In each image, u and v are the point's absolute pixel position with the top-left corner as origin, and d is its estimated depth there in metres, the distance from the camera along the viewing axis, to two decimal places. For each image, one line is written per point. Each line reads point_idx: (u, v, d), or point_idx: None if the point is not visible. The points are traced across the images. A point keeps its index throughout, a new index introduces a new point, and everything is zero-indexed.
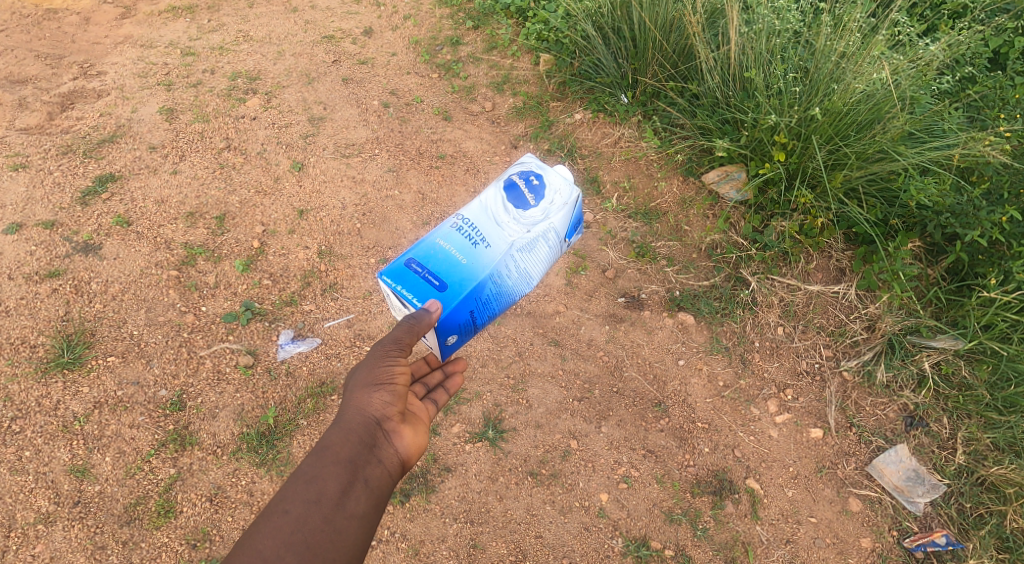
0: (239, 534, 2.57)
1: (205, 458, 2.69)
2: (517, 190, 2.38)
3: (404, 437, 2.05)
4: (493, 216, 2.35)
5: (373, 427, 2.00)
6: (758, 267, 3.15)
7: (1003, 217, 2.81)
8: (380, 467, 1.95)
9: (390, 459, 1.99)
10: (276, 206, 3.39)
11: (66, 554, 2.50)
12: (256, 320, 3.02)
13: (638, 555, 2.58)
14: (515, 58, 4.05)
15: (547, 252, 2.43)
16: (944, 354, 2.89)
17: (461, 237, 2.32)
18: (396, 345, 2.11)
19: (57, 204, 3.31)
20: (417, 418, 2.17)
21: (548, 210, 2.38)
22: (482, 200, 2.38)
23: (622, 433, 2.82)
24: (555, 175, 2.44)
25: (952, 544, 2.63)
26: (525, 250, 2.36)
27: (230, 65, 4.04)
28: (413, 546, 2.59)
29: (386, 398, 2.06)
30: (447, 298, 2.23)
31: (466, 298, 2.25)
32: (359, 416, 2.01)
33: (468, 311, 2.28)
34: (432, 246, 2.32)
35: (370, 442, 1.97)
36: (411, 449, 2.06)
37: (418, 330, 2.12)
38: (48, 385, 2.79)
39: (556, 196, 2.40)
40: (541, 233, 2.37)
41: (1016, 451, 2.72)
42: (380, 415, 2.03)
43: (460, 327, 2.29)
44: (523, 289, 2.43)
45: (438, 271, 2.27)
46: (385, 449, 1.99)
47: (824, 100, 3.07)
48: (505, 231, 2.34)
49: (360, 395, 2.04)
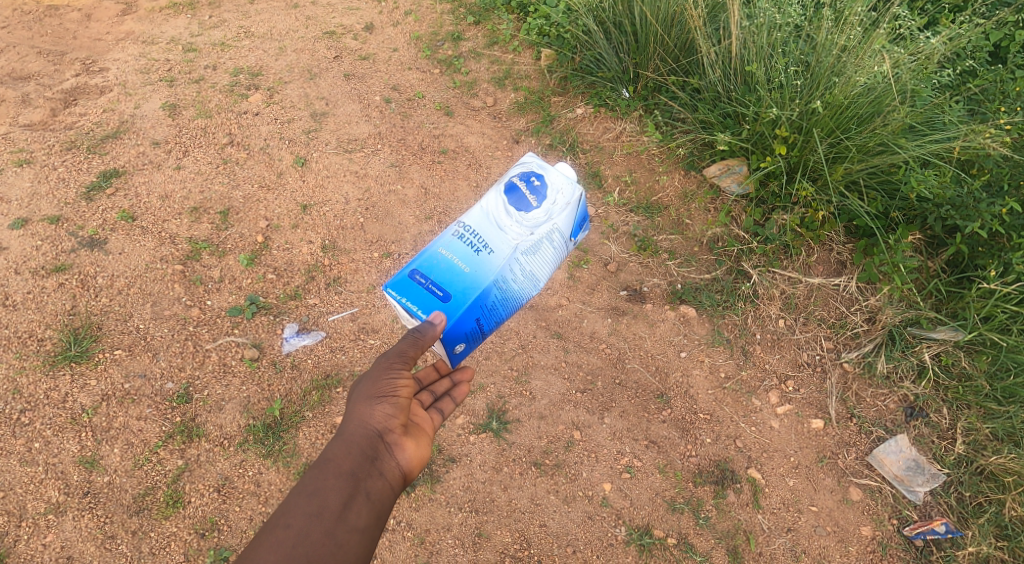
0: (246, 523, 2.60)
1: (212, 449, 2.72)
2: (518, 192, 2.36)
3: (407, 449, 2.06)
4: (494, 221, 2.35)
5: (375, 440, 2.02)
6: (759, 260, 3.17)
7: (1003, 210, 2.83)
8: (381, 480, 1.97)
9: (391, 472, 2.01)
10: (280, 201, 3.41)
11: (76, 544, 2.52)
12: (261, 314, 3.04)
13: (641, 543, 2.61)
14: (516, 53, 4.05)
15: (552, 253, 2.43)
16: (944, 345, 2.91)
17: (463, 246, 2.33)
18: (399, 358, 2.13)
19: (62, 199, 3.33)
20: (421, 429, 2.18)
21: (551, 210, 2.36)
22: (483, 205, 2.37)
23: (624, 423, 2.85)
24: (557, 174, 2.40)
25: (951, 532, 2.65)
26: (529, 252, 2.36)
27: (231, 61, 4.06)
28: (419, 535, 2.62)
29: (388, 411, 2.07)
30: (451, 308, 2.26)
31: (471, 306, 2.27)
32: (361, 429, 2.03)
33: (474, 319, 2.30)
34: (435, 256, 2.33)
35: (372, 455, 1.99)
36: (413, 461, 2.07)
37: (422, 343, 2.14)
38: (56, 377, 2.82)
39: (558, 196, 2.37)
40: (545, 234, 2.36)
41: (1015, 440, 2.75)
42: (383, 427, 2.05)
43: (467, 335, 2.32)
44: (529, 291, 2.44)
45: (442, 281, 2.29)
46: (387, 461, 2.01)
47: (825, 93, 3.09)
48: (508, 235, 2.33)
49: (363, 408, 2.06)
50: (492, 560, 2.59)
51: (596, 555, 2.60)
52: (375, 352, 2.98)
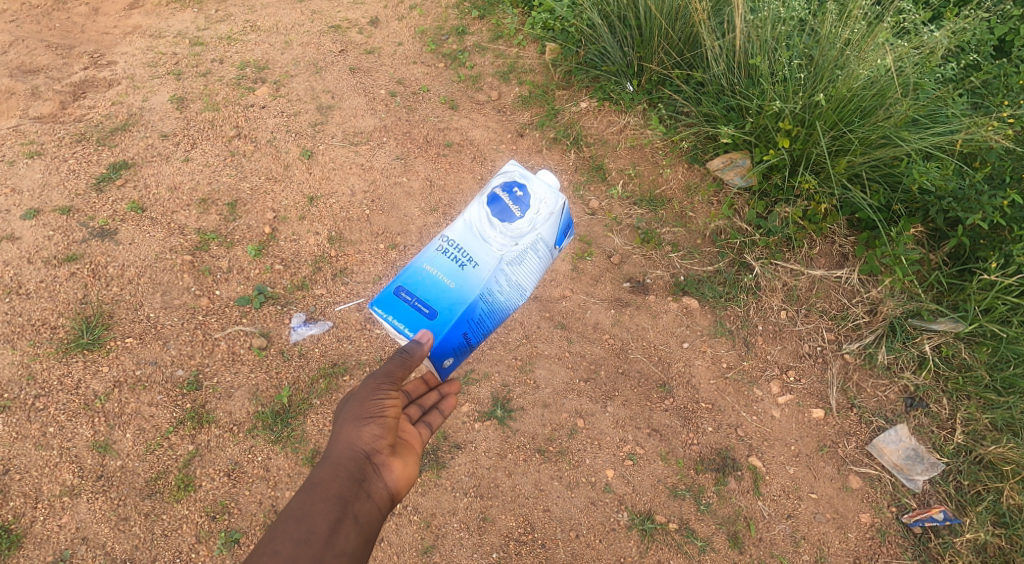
0: (256, 507, 2.65)
1: (222, 435, 2.77)
2: (500, 203, 2.34)
3: (394, 470, 2.05)
4: (478, 233, 2.34)
5: (362, 461, 2.01)
6: (761, 252, 3.20)
7: (1005, 202, 2.85)
8: (369, 502, 1.95)
9: (379, 493, 1.99)
10: (287, 193, 3.45)
11: (91, 525, 2.57)
12: (269, 304, 3.09)
13: (643, 528, 2.65)
14: (521, 47, 4.09)
15: (537, 261, 2.43)
16: (944, 337, 2.96)
17: (447, 261, 2.33)
18: (387, 378, 2.15)
19: (73, 190, 3.37)
20: (409, 447, 2.18)
21: (534, 220, 2.35)
22: (465, 218, 2.36)
23: (627, 412, 2.88)
24: (539, 183, 2.39)
25: (950, 519, 2.69)
26: (514, 263, 2.36)
27: (238, 55, 4.09)
28: (425, 519, 2.66)
29: (376, 432, 2.07)
30: (437, 325, 2.28)
31: (458, 321, 2.29)
32: (348, 451, 2.01)
33: (461, 333, 2.32)
34: (420, 272, 2.35)
35: (359, 478, 1.97)
36: (400, 482, 2.06)
37: (410, 363, 2.17)
38: (69, 364, 2.87)
39: (541, 206, 2.36)
40: (529, 244, 2.36)
41: (1014, 431, 2.79)
42: (370, 449, 2.04)
43: (455, 349, 2.34)
44: (516, 300, 2.45)
45: (427, 298, 2.31)
46: (375, 483, 1.99)
47: (829, 86, 3.12)
48: (492, 246, 2.32)
49: (350, 429, 2.05)
50: (497, 544, 2.63)
51: (598, 540, 2.64)
52: (381, 342, 3.02)
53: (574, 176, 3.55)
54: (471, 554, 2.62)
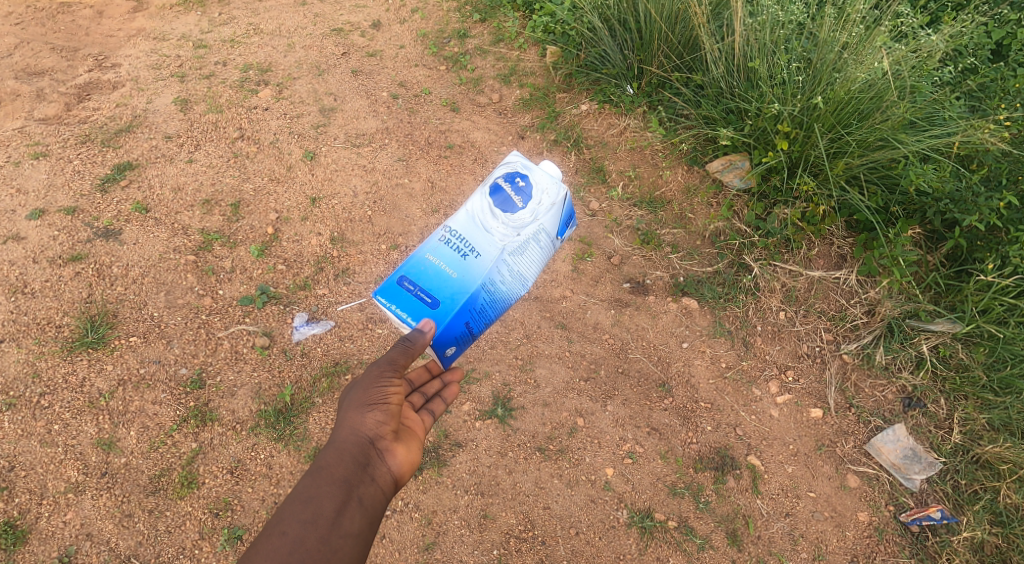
0: (258, 504, 2.68)
1: (226, 433, 2.79)
2: (502, 193, 2.37)
3: (398, 455, 2.08)
4: (480, 224, 2.36)
5: (366, 446, 2.03)
6: (760, 254, 3.23)
7: (1002, 203, 2.87)
8: (373, 486, 1.98)
9: (383, 477, 2.02)
10: (289, 194, 3.48)
11: (95, 521, 2.60)
12: (271, 303, 3.11)
13: (642, 526, 2.67)
14: (522, 50, 4.12)
15: (539, 252, 2.45)
16: (942, 337, 2.98)
17: (450, 251, 2.35)
18: (390, 366, 2.17)
19: (78, 191, 3.40)
20: (411, 433, 2.20)
21: (536, 211, 2.38)
22: (467, 208, 2.38)
23: (627, 411, 2.91)
24: (541, 173, 2.41)
25: (947, 518, 2.71)
26: (516, 253, 2.37)
27: (241, 57, 4.13)
28: (426, 516, 2.68)
29: (380, 418, 2.09)
30: (439, 315, 2.30)
31: (459, 311, 2.30)
32: (352, 436, 2.04)
33: (463, 323, 2.33)
34: (422, 262, 2.36)
35: (363, 462, 2.00)
36: (404, 467, 2.09)
37: (413, 351, 2.19)
38: (73, 363, 2.89)
39: (543, 197, 2.39)
40: (531, 235, 2.38)
41: (1010, 430, 2.82)
42: (374, 434, 2.07)
43: (457, 339, 2.35)
44: (518, 291, 2.46)
45: (430, 287, 2.33)
46: (379, 467, 2.02)
47: (827, 89, 3.15)
48: (495, 237, 2.34)
49: (355, 416, 2.08)
50: (497, 541, 2.65)
51: (598, 537, 2.66)
52: (383, 341, 3.05)
53: (574, 178, 3.57)
54: (472, 551, 2.64)
